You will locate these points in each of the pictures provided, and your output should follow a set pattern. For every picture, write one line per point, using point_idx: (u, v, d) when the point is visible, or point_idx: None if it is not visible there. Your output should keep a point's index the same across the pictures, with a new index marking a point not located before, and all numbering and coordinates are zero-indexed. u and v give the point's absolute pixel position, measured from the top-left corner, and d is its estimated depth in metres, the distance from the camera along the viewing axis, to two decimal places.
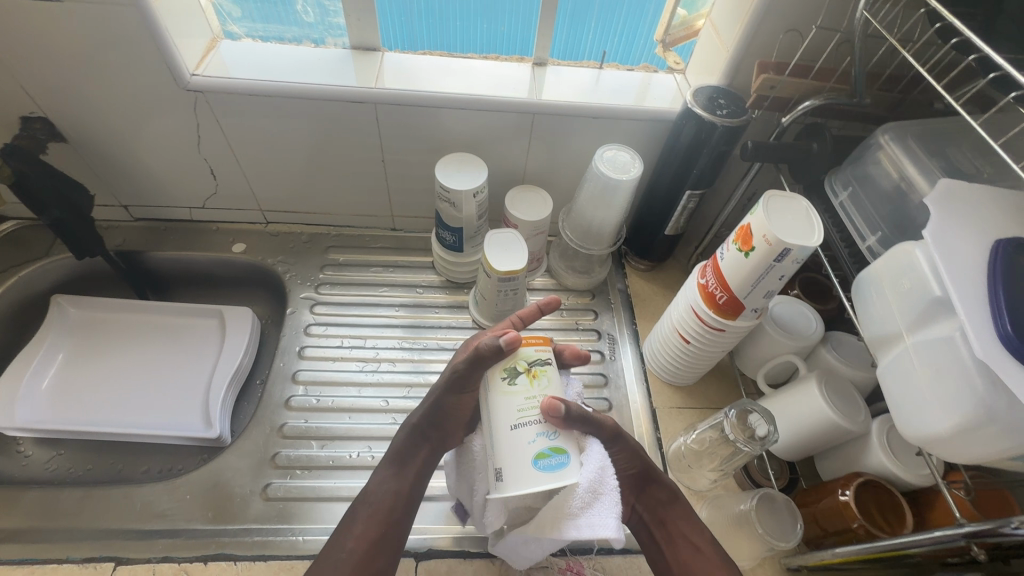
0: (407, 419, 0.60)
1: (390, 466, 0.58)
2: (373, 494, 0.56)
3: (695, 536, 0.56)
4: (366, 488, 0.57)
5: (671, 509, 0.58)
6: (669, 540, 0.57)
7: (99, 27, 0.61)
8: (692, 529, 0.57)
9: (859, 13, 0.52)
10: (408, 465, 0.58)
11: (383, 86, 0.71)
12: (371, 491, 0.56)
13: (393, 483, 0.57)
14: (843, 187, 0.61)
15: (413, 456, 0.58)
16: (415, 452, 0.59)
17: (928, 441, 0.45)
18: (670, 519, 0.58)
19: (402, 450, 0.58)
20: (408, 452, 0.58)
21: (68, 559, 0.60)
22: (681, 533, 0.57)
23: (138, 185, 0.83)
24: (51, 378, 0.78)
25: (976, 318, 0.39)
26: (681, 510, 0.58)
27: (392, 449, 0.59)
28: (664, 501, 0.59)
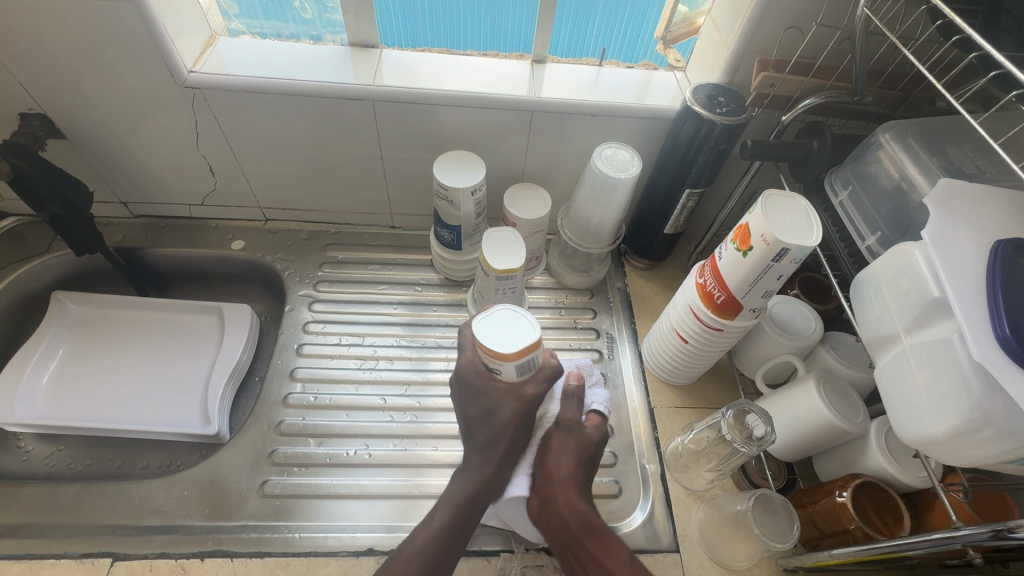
0: (476, 463, 0.61)
1: (452, 507, 0.58)
2: (437, 539, 0.55)
3: (607, 564, 0.55)
4: (422, 529, 0.57)
5: (585, 537, 0.57)
6: (585, 564, 0.56)
7: (96, 23, 0.61)
8: (606, 557, 0.55)
9: (859, 10, 0.51)
10: (470, 516, 0.58)
11: (382, 83, 0.71)
12: (431, 539, 0.55)
13: (458, 530, 0.57)
14: (843, 186, 0.60)
15: (482, 502, 0.59)
16: (482, 497, 0.59)
17: (924, 444, 0.44)
18: (583, 543, 0.57)
19: (471, 497, 0.59)
20: (476, 500, 0.59)
21: (66, 554, 0.60)
22: (592, 559, 0.56)
23: (138, 182, 0.83)
24: (51, 374, 0.78)
25: (975, 320, 0.38)
26: (597, 535, 0.57)
27: (457, 496, 0.59)
28: (579, 527, 0.57)
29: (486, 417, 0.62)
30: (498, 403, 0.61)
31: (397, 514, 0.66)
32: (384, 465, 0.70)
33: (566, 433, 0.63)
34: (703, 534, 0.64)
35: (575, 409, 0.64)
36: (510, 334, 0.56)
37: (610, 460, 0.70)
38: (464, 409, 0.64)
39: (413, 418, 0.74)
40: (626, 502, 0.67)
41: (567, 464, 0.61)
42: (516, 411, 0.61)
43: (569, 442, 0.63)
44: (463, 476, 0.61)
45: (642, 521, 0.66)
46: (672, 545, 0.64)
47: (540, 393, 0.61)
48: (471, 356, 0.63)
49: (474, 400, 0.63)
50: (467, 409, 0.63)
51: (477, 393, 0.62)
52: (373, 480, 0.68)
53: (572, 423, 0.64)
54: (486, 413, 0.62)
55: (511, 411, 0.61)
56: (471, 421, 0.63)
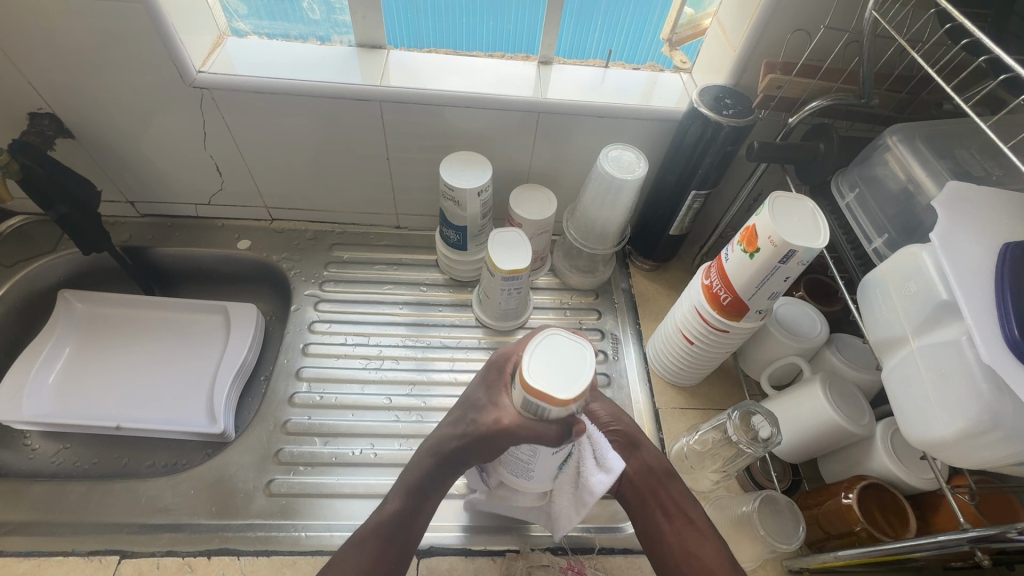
0: (435, 447, 0.55)
1: (404, 495, 0.54)
2: (384, 525, 0.53)
3: (692, 510, 0.56)
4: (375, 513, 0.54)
5: (660, 487, 0.58)
6: (667, 514, 0.56)
7: (106, 23, 0.61)
8: (691, 506, 0.56)
9: (867, 13, 0.52)
10: (421, 502, 0.54)
11: (389, 84, 0.71)
12: (378, 523, 0.53)
13: (407, 516, 0.53)
14: (850, 188, 0.61)
15: (433, 489, 0.54)
16: (432, 483, 0.54)
17: (932, 446, 0.44)
18: (664, 488, 0.58)
19: (420, 485, 0.54)
20: (427, 488, 0.54)
21: (73, 552, 0.60)
22: (676, 505, 0.56)
23: (145, 181, 0.83)
24: (58, 372, 0.79)
25: (984, 321, 0.38)
26: (676, 480, 0.58)
27: (409, 482, 0.55)
28: (660, 471, 0.59)
29: (472, 409, 0.53)
30: (486, 413, 0.50)
31: None
32: (390, 464, 0.70)
33: (603, 396, 0.63)
34: None
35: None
36: (557, 367, 0.42)
37: None
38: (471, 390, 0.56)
39: (418, 417, 0.74)
40: None
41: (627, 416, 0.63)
42: (486, 430, 0.49)
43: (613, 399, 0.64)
44: (418, 458, 0.56)
45: None
46: None
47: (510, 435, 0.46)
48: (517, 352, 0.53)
49: (483, 389, 0.53)
50: (470, 390, 0.55)
51: (490, 390, 0.52)
52: (378, 480, 0.69)
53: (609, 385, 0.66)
54: (472, 406, 0.53)
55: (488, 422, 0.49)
56: (462, 403, 0.55)
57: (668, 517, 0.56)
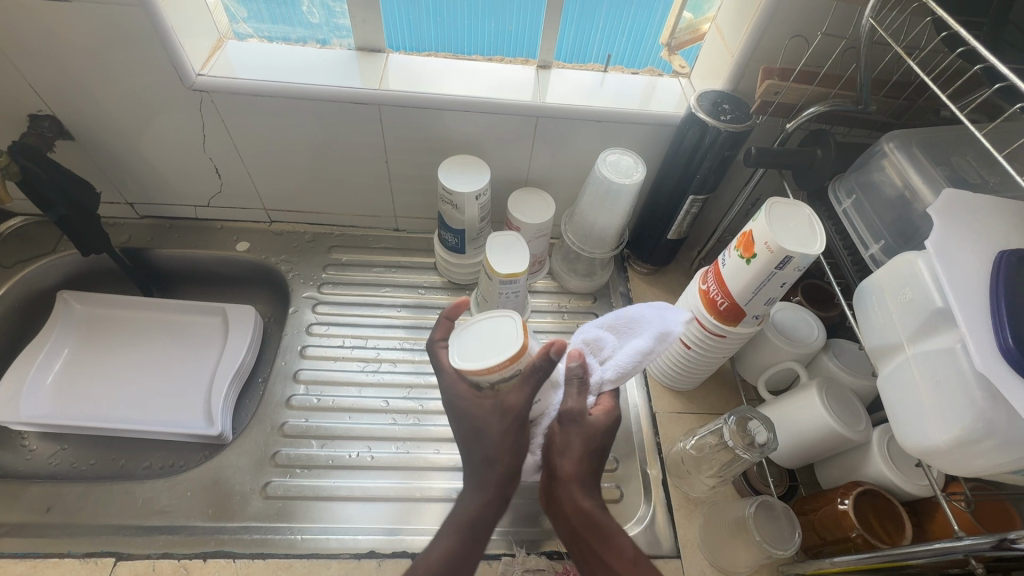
0: (477, 483, 0.54)
1: (451, 534, 0.52)
2: (440, 573, 0.49)
3: (607, 559, 0.52)
4: (421, 560, 0.50)
5: (589, 534, 0.54)
6: (587, 559, 0.54)
7: (105, 26, 0.62)
8: (608, 556, 0.52)
9: (865, 20, 0.52)
10: (475, 540, 0.52)
11: (388, 88, 0.71)
12: (433, 575, 0.49)
13: (462, 559, 0.51)
14: (847, 194, 0.61)
15: (485, 525, 0.53)
16: (483, 518, 0.53)
17: (926, 453, 0.44)
18: (586, 540, 0.54)
19: (472, 521, 0.52)
20: (479, 522, 0.53)
21: (69, 553, 0.60)
22: (596, 556, 0.53)
23: (144, 183, 0.83)
24: (56, 373, 0.79)
25: (978, 330, 0.38)
26: (599, 535, 0.53)
27: (455, 521, 0.53)
28: (580, 525, 0.54)
29: (477, 435, 0.54)
30: (487, 419, 0.54)
31: (398, 517, 0.66)
32: (386, 467, 0.70)
33: (568, 427, 0.56)
34: (704, 541, 0.64)
35: (576, 398, 0.55)
36: (487, 341, 0.54)
37: (612, 465, 0.70)
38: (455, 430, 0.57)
39: (415, 421, 0.74)
40: (627, 508, 0.67)
41: (571, 458, 0.56)
42: (504, 428, 0.53)
43: (576, 435, 0.56)
44: (460, 500, 0.54)
45: (643, 527, 0.66)
46: (672, 551, 0.64)
47: (523, 401, 0.52)
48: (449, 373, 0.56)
49: (458, 419, 0.56)
50: (456, 426, 0.56)
51: (457, 410, 0.55)
52: (375, 483, 0.69)
53: (574, 413, 0.56)
54: (477, 430, 0.54)
55: (498, 426, 0.53)
56: (464, 441, 0.56)
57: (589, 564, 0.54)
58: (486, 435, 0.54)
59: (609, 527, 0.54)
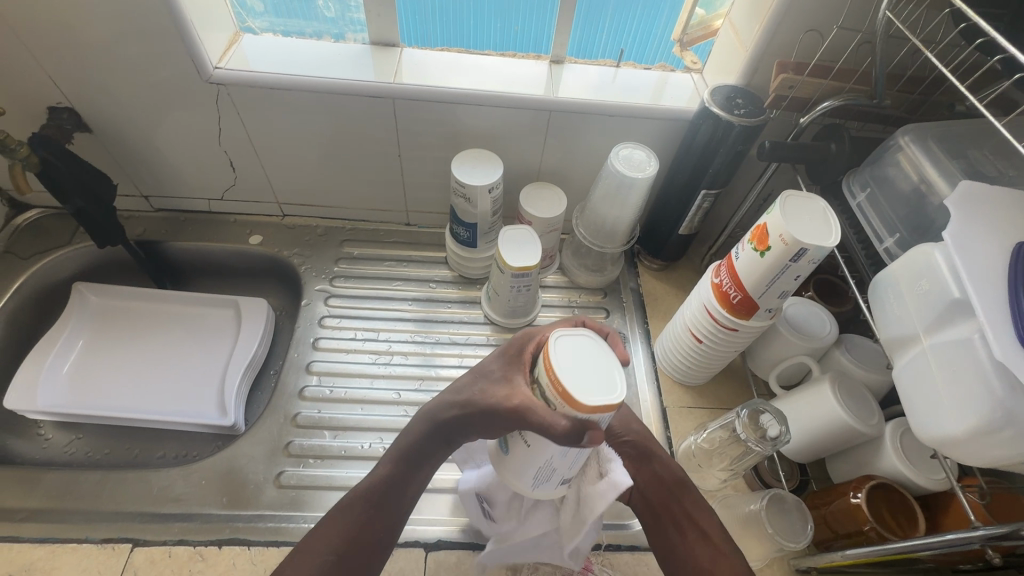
0: (427, 413, 0.55)
1: (395, 460, 0.54)
2: (373, 490, 0.53)
3: (703, 521, 0.54)
4: (366, 478, 0.54)
5: (674, 495, 0.57)
6: (676, 524, 0.55)
7: (126, 19, 0.63)
8: (701, 515, 0.55)
9: (882, 13, 0.52)
10: (413, 470, 0.54)
11: (402, 82, 0.72)
12: (368, 488, 0.53)
13: (399, 482, 0.54)
14: (861, 188, 0.61)
15: (423, 456, 0.54)
16: (429, 449, 0.54)
17: (942, 444, 0.44)
18: (676, 501, 0.56)
19: (413, 449, 0.54)
20: (419, 450, 0.54)
21: (87, 539, 0.61)
22: (683, 514, 0.55)
23: (160, 176, 0.84)
24: (72, 363, 0.80)
25: (996, 319, 0.39)
26: (689, 493, 0.57)
27: (403, 445, 0.55)
28: (670, 484, 0.57)
29: (482, 377, 0.52)
30: (502, 388, 0.47)
31: None
32: None
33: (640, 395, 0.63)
34: None
35: None
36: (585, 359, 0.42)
37: None
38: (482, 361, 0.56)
39: None
40: None
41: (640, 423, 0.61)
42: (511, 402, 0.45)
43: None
44: (412, 424, 0.56)
45: None
46: None
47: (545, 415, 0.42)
48: (539, 335, 0.50)
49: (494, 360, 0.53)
50: (485, 360, 0.55)
51: (507, 366, 0.50)
52: None
53: None
54: (484, 375, 0.52)
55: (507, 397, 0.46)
56: (472, 372, 0.55)
57: (679, 528, 0.55)
58: (480, 386, 0.51)
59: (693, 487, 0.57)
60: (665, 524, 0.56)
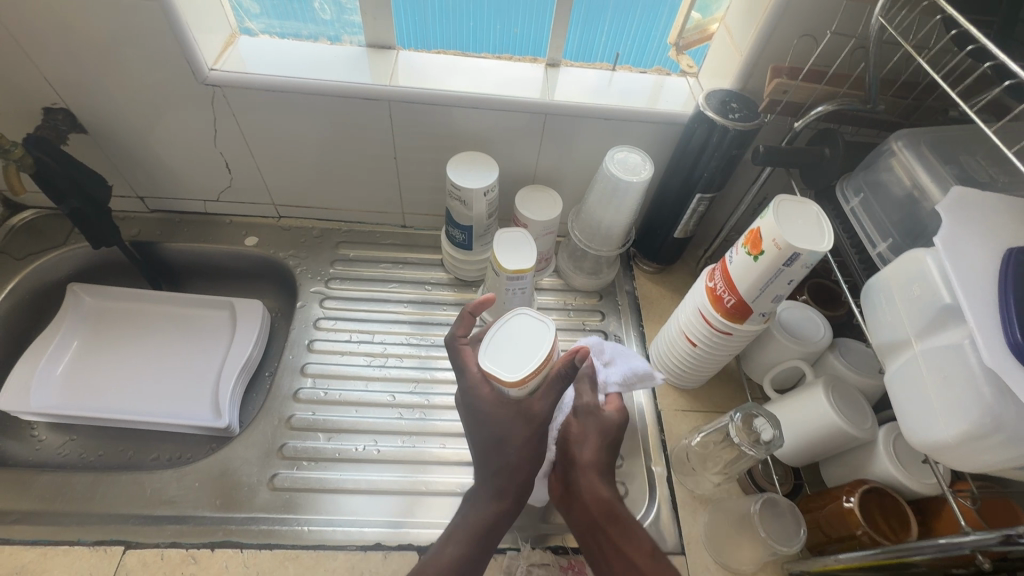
0: (486, 491, 0.58)
1: (467, 540, 0.55)
2: (454, 574, 0.53)
3: (629, 552, 0.54)
4: (433, 562, 0.53)
5: (608, 525, 0.56)
6: (603, 554, 0.56)
7: (121, 21, 0.62)
8: (627, 545, 0.55)
9: (875, 19, 0.52)
10: (487, 543, 0.56)
11: (398, 84, 0.72)
12: (450, 571, 0.53)
13: (477, 555, 0.55)
14: (855, 192, 0.61)
15: (497, 531, 0.56)
16: (498, 520, 0.57)
17: (934, 449, 0.44)
18: (604, 530, 0.56)
19: (486, 527, 0.56)
20: (491, 527, 0.56)
21: (79, 541, 0.61)
22: (609, 545, 0.56)
23: (155, 177, 0.84)
24: (66, 363, 0.79)
25: (986, 325, 0.39)
26: (620, 524, 0.56)
27: (468, 524, 0.56)
28: (601, 513, 0.57)
29: (496, 444, 0.57)
30: (513, 428, 0.56)
31: (402, 510, 0.66)
32: (391, 461, 0.70)
33: (585, 419, 0.63)
34: (708, 537, 0.64)
35: (590, 393, 0.64)
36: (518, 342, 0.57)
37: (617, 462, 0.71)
38: (473, 436, 0.59)
39: (421, 415, 0.75)
40: (632, 504, 0.68)
41: (592, 448, 0.61)
42: (527, 433, 0.56)
43: (594, 424, 0.62)
44: (467, 506, 0.58)
45: (647, 524, 0.66)
46: (677, 547, 0.65)
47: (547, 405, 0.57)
48: (473, 372, 0.59)
49: (478, 425, 0.58)
50: (473, 435, 0.59)
51: (482, 416, 0.57)
52: (380, 476, 0.69)
53: (590, 407, 0.63)
54: (498, 441, 0.57)
55: (521, 434, 0.56)
56: (479, 448, 0.58)
57: (604, 556, 0.56)
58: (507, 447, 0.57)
59: (628, 518, 0.57)
60: (597, 553, 0.56)
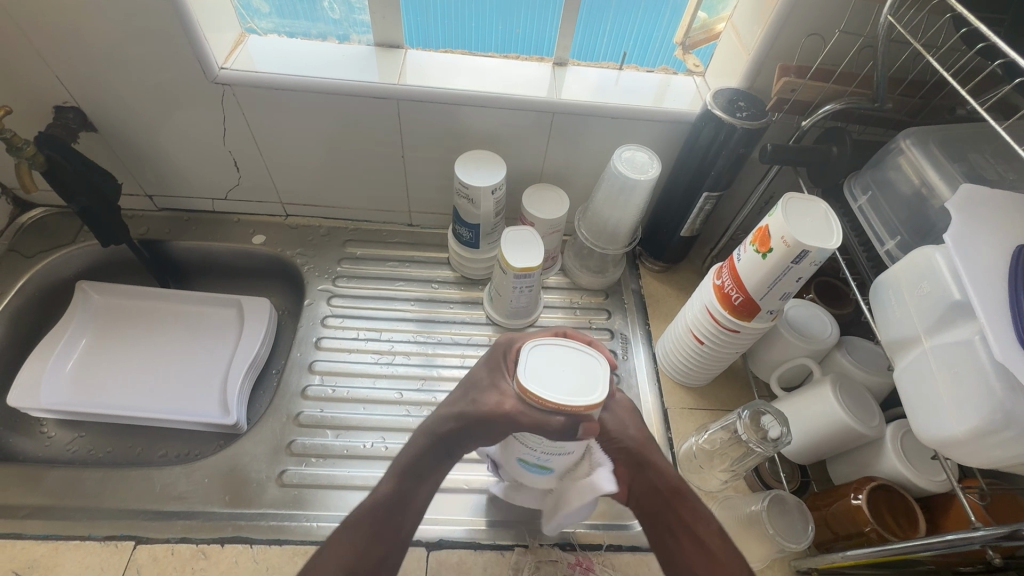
0: (427, 430, 0.53)
1: (399, 474, 0.51)
2: (376, 508, 0.49)
3: (698, 529, 0.50)
4: (367, 498, 0.50)
5: (673, 502, 0.52)
6: (674, 535, 0.51)
7: (134, 20, 0.63)
8: (695, 522, 0.51)
9: (884, 17, 0.52)
10: (419, 485, 0.51)
11: (407, 83, 0.72)
12: (373, 505, 0.49)
13: (406, 495, 0.50)
14: (863, 191, 0.61)
15: (426, 471, 0.52)
16: (431, 462, 0.52)
17: (943, 444, 0.45)
18: (670, 510, 0.52)
19: (415, 464, 0.51)
20: (422, 466, 0.52)
21: (90, 536, 0.61)
22: (680, 525, 0.51)
23: (164, 175, 0.84)
24: (75, 361, 0.80)
25: (996, 321, 0.39)
26: (685, 500, 0.52)
27: (402, 459, 0.52)
28: (664, 490, 0.53)
29: (474, 387, 0.53)
30: (490, 395, 0.50)
31: None
32: None
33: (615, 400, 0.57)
34: None
35: None
36: (565, 364, 0.47)
37: None
38: (472, 370, 0.56)
39: (428, 412, 0.75)
40: None
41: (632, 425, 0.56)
42: (493, 408, 0.49)
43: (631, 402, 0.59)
44: (411, 440, 0.53)
45: None
46: None
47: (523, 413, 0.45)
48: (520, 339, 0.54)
49: (482, 366, 0.54)
50: (472, 370, 0.56)
51: (492, 373, 0.52)
52: None
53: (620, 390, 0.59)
54: (477, 385, 0.53)
55: (491, 402, 0.49)
56: (464, 382, 0.55)
57: (676, 536, 0.51)
58: (477, 395, 0.51)
59: (690, 495, 0.53)
60: (666, 531, 0.52)
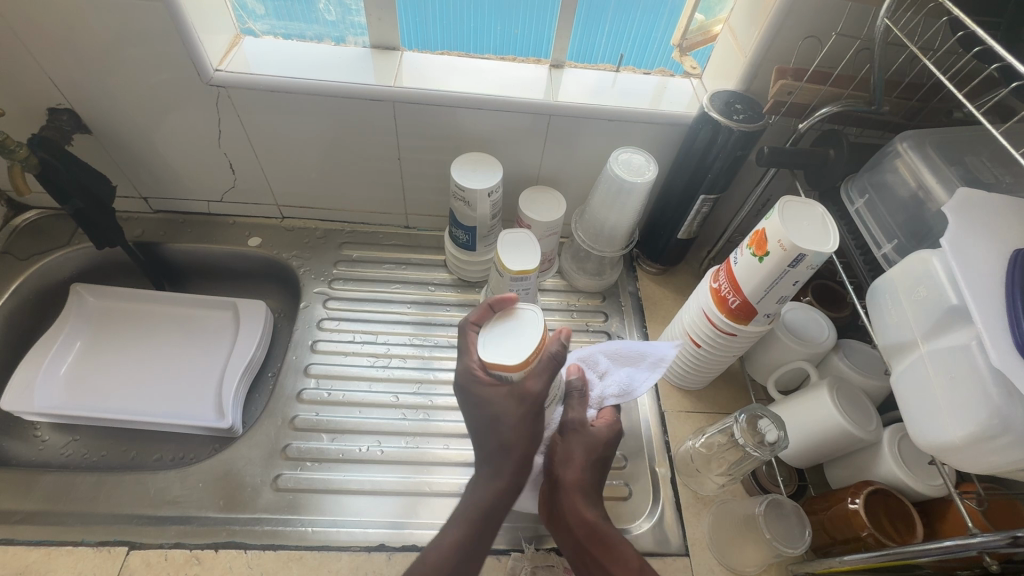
0: (489, 471, 0.55)
1: (466, 523, 0.52)
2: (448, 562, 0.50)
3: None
4: (433, 548, 0.51)
5: (593, 547, 0.54)
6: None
7: (127, 22, 0.63)
8: (613, 567, 0.52)
9: (880, 21, 0.52)
10: (490, 527, 0.53)
11: (402, 85, 0.72)
12: (443, 560, 0.50)
13: (476, 545, 0.51)
14: (860, 194, 0.61)
15: (497, 514, 0.53)
16: (499, 502, 0.54)
17: (941, 450, 0.44)
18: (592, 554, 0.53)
19: (486, 506, 0.53)
20: (492, 508, 0.53)
21: (82, 541, 0.61)
22: (600, 568, 0.53)
23: (158, 177, 0.84)
24: (69, 364, 0.79)
25: (993, 326, 0.39)
26: (604, 546, 0.53)
27: (471, 505, 0.53)
28: (585, 536, 0.54)
29: (491, 424, 0.56)
30: (499, 404, 0.56)
31: (406, 510, 0.66)
32: (395, 461, 0.70)
33: (572, 435, 0.60)
34: (712, 538, 0.64)
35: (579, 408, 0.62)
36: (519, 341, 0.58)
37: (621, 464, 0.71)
38: (467, 420, 0.58)
39: (424, 416, 0.75)
40: (636, 505, 0.68)
41: (575, 465, 0.58)
42: (520, 412, 0.56)
43: (579, 443, 0.60)
44: (472, 488, 0.55)
45: (651, 525, 0.66)
46: (682, 549, 0.65)
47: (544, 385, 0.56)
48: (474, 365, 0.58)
49: (472, 410, 0.57)
50: (465, 416, 0.58)
51: (478, 401, 0.57)
52: (384, 476, 0.69)
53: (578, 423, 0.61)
54: (493, 417, 0.56)
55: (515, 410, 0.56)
56: (476, 429, 0.57)
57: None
58: (500, 422, 0.56)
59: (614, 538, 0.54)
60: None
